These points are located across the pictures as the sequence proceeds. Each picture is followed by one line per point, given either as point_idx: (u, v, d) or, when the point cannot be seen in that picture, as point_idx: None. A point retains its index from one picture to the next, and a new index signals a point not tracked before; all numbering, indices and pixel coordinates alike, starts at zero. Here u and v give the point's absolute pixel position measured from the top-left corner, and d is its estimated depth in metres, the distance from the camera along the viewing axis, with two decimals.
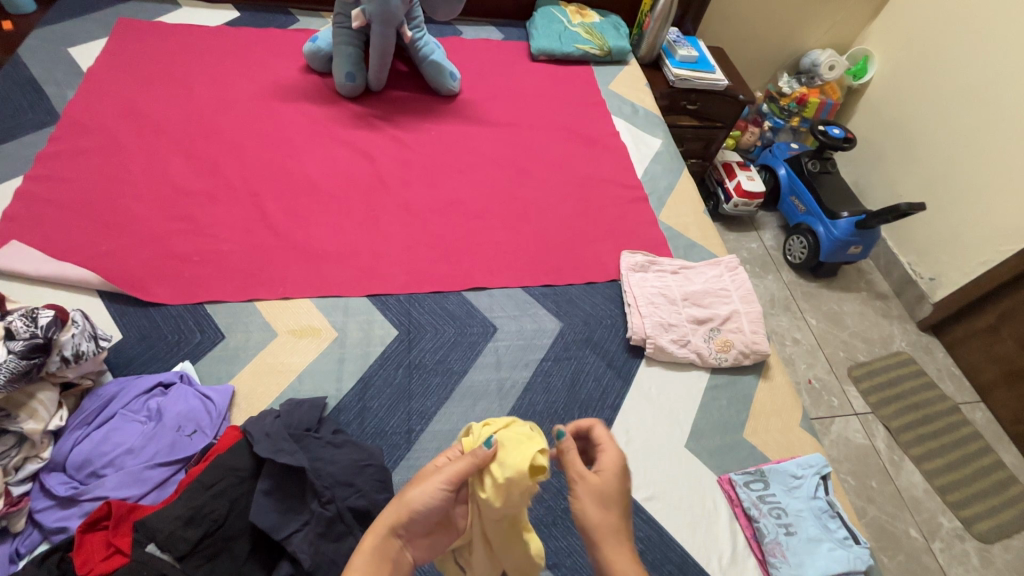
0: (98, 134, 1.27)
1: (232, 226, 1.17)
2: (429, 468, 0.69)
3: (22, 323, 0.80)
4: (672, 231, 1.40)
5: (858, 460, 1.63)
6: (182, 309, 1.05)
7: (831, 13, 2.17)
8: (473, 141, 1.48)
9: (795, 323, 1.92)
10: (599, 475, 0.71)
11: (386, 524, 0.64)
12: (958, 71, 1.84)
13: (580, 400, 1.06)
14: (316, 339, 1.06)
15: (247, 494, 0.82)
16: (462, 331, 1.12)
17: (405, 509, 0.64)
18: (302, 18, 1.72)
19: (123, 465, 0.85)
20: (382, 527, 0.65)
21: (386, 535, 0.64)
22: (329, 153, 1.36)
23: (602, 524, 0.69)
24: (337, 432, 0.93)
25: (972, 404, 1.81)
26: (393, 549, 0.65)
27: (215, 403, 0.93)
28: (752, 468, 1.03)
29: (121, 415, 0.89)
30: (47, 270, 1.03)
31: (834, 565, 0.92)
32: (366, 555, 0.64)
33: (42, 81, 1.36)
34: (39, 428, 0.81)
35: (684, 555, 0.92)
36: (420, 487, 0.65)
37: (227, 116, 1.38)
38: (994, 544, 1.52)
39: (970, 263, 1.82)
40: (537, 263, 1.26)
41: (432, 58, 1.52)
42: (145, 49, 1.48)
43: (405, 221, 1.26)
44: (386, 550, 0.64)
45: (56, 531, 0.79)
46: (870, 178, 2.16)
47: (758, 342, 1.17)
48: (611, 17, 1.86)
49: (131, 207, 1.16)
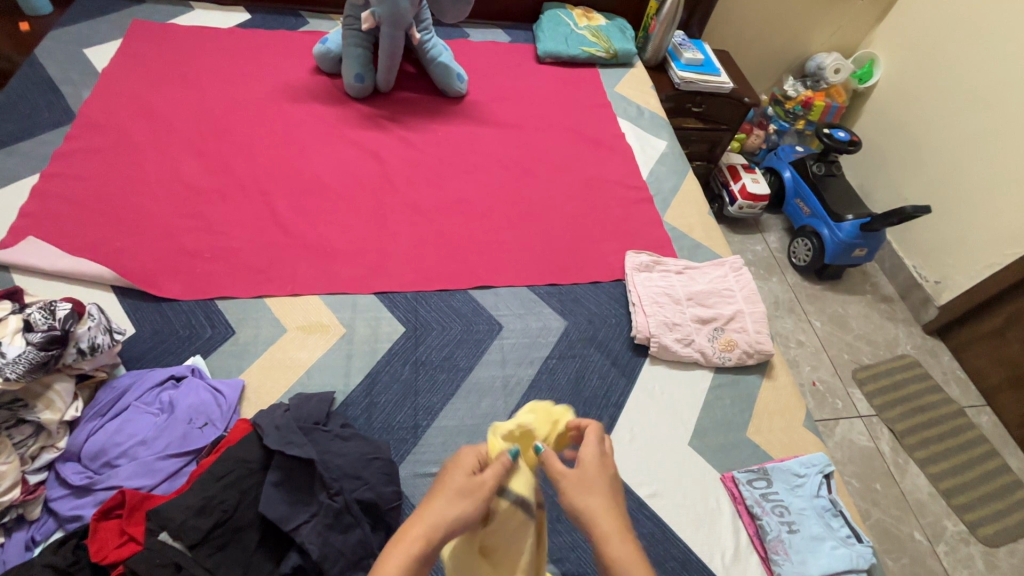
0: (112, 133, 1.29)
1: (243, 223, 1.19)
2: (463, 473, 0.64)
3: (41, 316, 0.82)
4: (677, 231, 1.41)
5: (862, 463, 1.63)
6: (193, 304, 1.07)
7: (837, 17, 2.18)
8: (480, 142, 1.50)
9: (799, 325, 1.93)
10: (581, 467, 0.67)
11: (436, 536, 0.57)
12: (967, 73, 1.84)
13: (584, 397, 1.08)
14: (324, 335, 1.07)
15: (257, 485, 0.83)
16: (468, 329, 1.13)
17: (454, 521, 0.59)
18: (311, 20, 1.74)
19: (136, 456, 0.86)
20: (426, 536, 0.57)
21: (434, 532, 0.57)
22: (339, 153, 1.38)
23: (596, 512, 0.62)
24: (345, 426, 0.94)
25: (978, 408, 1.81)
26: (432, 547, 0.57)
27: (225, 397, 0.94)
28: (756, 466, 1.04)
29: (134, 407, 0.91)
30: (63, 265, 1.05)
31: (836, 563, 0.93)
32: (410, 556, 0.55)
33: (59, 81, 1.39)
34: (55, 418, 0.83)
35: (688, 552, 0.93)
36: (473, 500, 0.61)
37: (238, 117, 1.40)
38: (999, 548, 1.52)
39: (976, 267, 1.82)
40: (543, 263, 1.27)
41: (440, 60, 1.54)
42: (158, 50, 1.51)
43: (412, 220, 1.28)
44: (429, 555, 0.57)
45: (70, 519, 0.81)
46: (876, 182, 2.17)
47: (761, 342, 1.18)
48: (617, 21, 1.88)
49: (144, 205, 1.18)
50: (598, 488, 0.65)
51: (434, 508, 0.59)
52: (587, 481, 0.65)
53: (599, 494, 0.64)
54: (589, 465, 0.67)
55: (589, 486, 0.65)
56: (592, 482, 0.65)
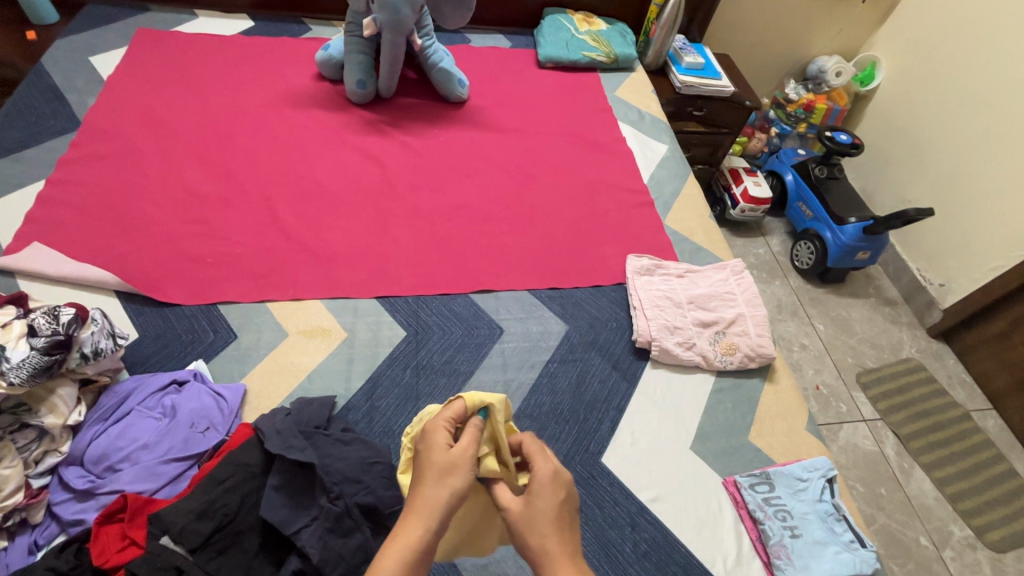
0: (117, 140, 1.30)
1: (245, 229, 1.20)
2: (440, 449, 0.65)
3: (45, 321, 0.83)
4: (678, 235, 1.41)
5: (866, 467, 1.62)
6: (196, 310, 1.08)
7: (838, 20, 2.19)
8: (481, 147, 1.50)
9: (802, 328, 1.92)
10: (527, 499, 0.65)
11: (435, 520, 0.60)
12: (970, 75, 1.84)
13: (585, 401, 1.07)
14: (326, 339, 1.08)
15: (258, 490, 0.84)
16: (469, 333, 1.13)
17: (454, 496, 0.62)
18: (314, 27, 1.75)
19: (138, 460, 0.87)
20: (423, 527, 0.59)
21: (432, 522, 0.60)
22: (341, 158, 1.39)
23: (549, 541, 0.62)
24: (346, 430, 0.95)
25: (984, 411, 1.80)
26: (431, 534, 0.59)
27: (227, 401, 0.95)
28: (758, 470, 1.03)
29: (137, 412, 0.91)
30: (68, 271, 1.06)
31: (840, 568, 0.92)
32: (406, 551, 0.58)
33: (64, 89, 1.41)
34: (58, 423, 0.83)
35: (689, 556, 0.92)
36: (460, 473, 0.63)
37: (242, 123, 1.41)
38: (1006, 553, 1.50)
39: (980, 269, 1.81)
40: (544, 267, 1.27)
41: (441, 66, 1.55)
42: (163, 57, 1.52)
43: (414, 224, 1.29)
44: (430, 544, 0.59)
45: (73, 523, 0.81)
46: (879, 184, 2.17)
47: (763, 345, 1.18)
48: (617, 26, 1.89)
49: (148, 212, 1.19)
50: (543, 519, 0.63)
51: (428, 497, 0.61)
52: (528, 514, 0.64)
53: (544, 521, 0.63)
54: (540, 490, 0.65)
55: (530, 521, 0.63)
56: (535, 513, 0.64)
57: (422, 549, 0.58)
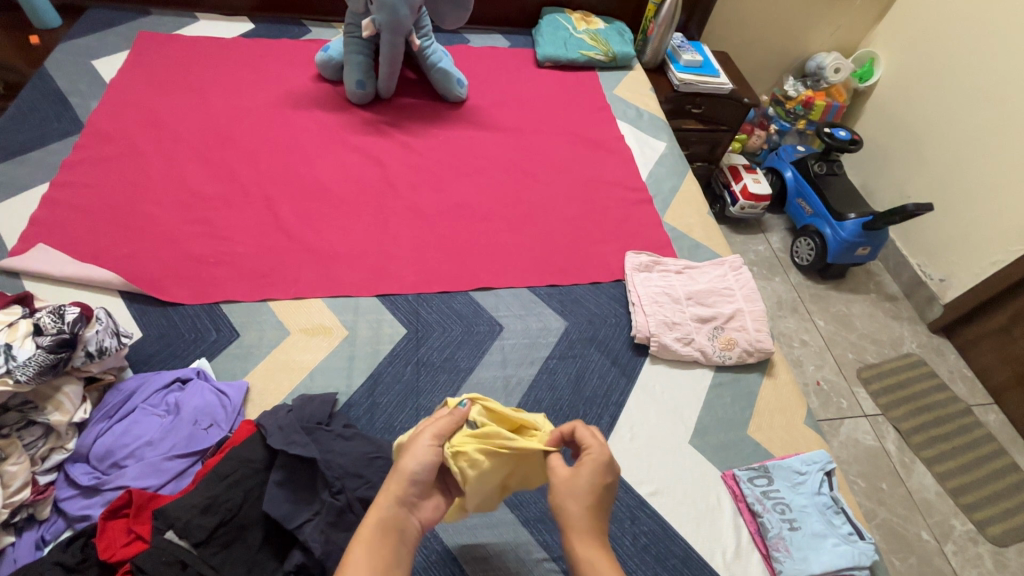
0: (120, 142, 1.32)
1: (247, 229, 1.21)
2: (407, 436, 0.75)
3: (50, 320, 0.84)
4: (677, 232, 1.41)
5: (867, 462, 1.63)
6: (199, 309, 1.09)
7: (837, 16, 2.19)
8: (480, 146, 1.51)
9: (802, 324, 1.92)
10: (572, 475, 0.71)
11: (392, 497, 0.69)
12: (969, 68, 1.84)
13: (584, 396, 1.08)
14: (327, 338, 1.09)
15: (261, 484, 0.85)
16: (469, 330, 1.14)
17: (404, 479, 0.70)
18: (314, 29, 1.77)
19: (143, 457, 0.88)
20: (385, 502, 0.69)
21: (386, 499, 0.69)
22: (341, 158, 1.40)
23: (569, 513, 0.69)
24: (348, 426, 0.96)
25: (985, 406, 1.80)
26: (390, 511, 0.69)
27: (229, 398, 0.96)
28: (757, 464, 1.04)
29: (141, 409, 0.93)
30: (72, 271, 1.07)
31: (839, 560, 0.92)
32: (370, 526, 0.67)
33: (67, 92, 1.42)
34: (64, 420, 0.85)
35: (688, 550, 0.93)
36: (411, 455, 0.71)
37: (243, 124, 1.43)
38: (1008, 547, 1.51)
39: (981, 264, 1.81)
40: (543, 264, 1.28)
41: (439, 66, 1.56)
42: (164, 59, 1.54)
43: (414, 223, 1.30)
44: (390, 517, 0.68)
45: (79, 519, 0.83)
46: (879, 180, 2.17)
47: (762, 340, 1.18)
48: (615, 24, 1.90)
49: (150, 212, 1.20)
50: (583, 496, 0.70)
51: (393, 477, 0.71)
52: (575, 485, 0.70)
53: (587, 496, 0.70)
54: (586, 470, 0.71)
55: (572, 492, 0.70)
56: (580, 489, 0.70)
57: (387, 520, 0.68)
